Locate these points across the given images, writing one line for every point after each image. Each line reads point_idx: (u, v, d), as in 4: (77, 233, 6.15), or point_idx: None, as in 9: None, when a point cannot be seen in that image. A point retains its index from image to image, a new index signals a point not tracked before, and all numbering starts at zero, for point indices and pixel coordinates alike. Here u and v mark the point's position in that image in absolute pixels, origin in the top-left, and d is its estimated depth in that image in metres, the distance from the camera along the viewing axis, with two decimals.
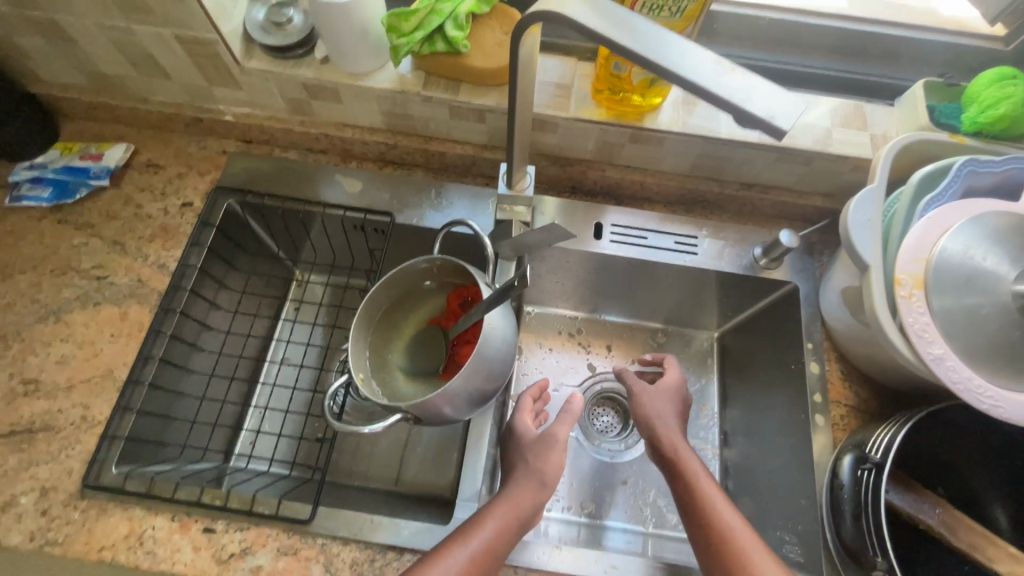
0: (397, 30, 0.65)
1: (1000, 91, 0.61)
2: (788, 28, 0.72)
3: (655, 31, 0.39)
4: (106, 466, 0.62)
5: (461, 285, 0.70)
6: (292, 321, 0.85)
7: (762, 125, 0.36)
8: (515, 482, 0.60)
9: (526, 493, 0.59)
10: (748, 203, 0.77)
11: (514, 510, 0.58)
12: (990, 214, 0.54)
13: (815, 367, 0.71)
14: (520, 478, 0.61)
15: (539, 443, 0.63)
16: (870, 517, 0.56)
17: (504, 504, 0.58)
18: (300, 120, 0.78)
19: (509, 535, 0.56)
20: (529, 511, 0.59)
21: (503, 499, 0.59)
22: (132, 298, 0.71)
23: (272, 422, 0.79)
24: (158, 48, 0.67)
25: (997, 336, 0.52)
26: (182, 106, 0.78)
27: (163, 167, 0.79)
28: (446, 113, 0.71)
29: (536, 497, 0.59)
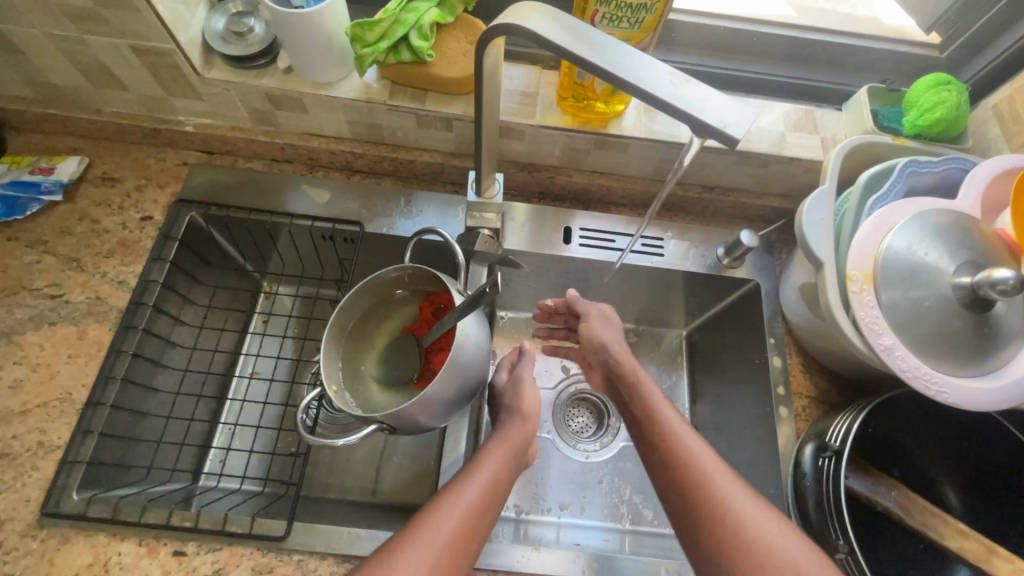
0: (361, 39, 0.64)
1: (936, 96, 0.65)
2: (742, 37, 0.76)
3: (612, 44, 0.41)
4: (65, 493, 0.60)
5: (432, 292, 0.71)
6: (260, 335, 0.84)
7: (716, 133, 0.38)
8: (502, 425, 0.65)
9: (518, 438, 0.63)
10: (710, 205, 0.80)
11: (509, 450, 0.61)
12: (929, 212, 0.58)
13: (777, 361, 0.74)
14: (504, 423, 0.65)
15: (515, 391, 0.68)
16: (833, 504, 0.58)
17: (499, 448, 0.61)
18: (263, 130, 0.77)
19: (508, 473, 0.59)
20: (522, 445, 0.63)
21: (495, 444, 0.61)
22: (90, 317, 0.69)
23: (243, 439, 0.77)
24: (112, 58, 0.65)
25: (941, 325, 0.55)
26: (139, 117, 0.76)
27: (120, 180, 0.77)
28: (414, 122, 0.71)
29: (524, 434, 0.64)
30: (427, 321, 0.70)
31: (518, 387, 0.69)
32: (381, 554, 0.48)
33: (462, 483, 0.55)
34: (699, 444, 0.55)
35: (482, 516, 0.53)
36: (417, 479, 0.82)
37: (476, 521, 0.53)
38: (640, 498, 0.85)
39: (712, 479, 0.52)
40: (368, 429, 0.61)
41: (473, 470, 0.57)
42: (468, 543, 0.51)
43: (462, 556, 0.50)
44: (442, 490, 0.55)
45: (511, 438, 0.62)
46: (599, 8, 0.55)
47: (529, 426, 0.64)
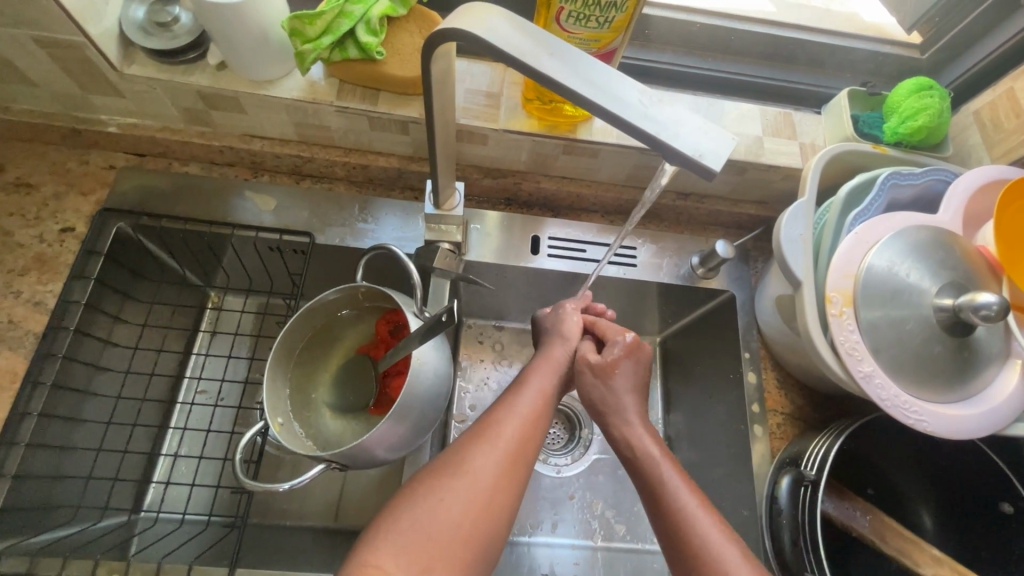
0: (301, 35, 0.58)
1: (918, 102, 0.62)
2: (718, 34, 0.71)
3: (575, 55, 0.36)
4: None
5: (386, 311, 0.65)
6: (204, 355, 0.77)
7: (691, 163, 0.33)
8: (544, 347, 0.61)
9: (563, 356, 0.60)
10: (685, 212, 0.76)
11: (555, 367, 0.58)
12: (912, 228, 0.55)
13: (752, 377, 0.72)
14: (545, 342, 0.62)
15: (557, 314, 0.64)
16: (808, 534, 0.56)
17: (547, 364, 0.58)
18: (199, 131, 0.70)
19: (557, 385, 0.57)
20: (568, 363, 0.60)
21: (540, 361, 0.59)
22: (1, 343, 0.61)
23: (185, 469, 0.72)
24: (13, 50, 0.57)
25: (920, 350, 0.53)
26: (55, 115, 0.68)
27: (36, 187, 0.69)
28: (366, 124, 0.65)
29: (570, 348, 0.61)
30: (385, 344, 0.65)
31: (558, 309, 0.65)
32: (444, 463, 0.47)
33: (513, 398, 0.53)
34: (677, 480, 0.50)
35: (535, 428, 0.51)
36: (380, 503, 0.77)
37: (532, 431, 0.51)
38: (612, 513, 0.82)
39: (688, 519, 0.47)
40: (316, 468, 0.55)
41: (521, 387, 0.55)
42: (527, 450, 0.50)
43: (524, 463, 0.49)
44: (496, 404, 0.53)
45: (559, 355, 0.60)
46: (564, 5, 0.50)
47: (573, 342, 0.61)
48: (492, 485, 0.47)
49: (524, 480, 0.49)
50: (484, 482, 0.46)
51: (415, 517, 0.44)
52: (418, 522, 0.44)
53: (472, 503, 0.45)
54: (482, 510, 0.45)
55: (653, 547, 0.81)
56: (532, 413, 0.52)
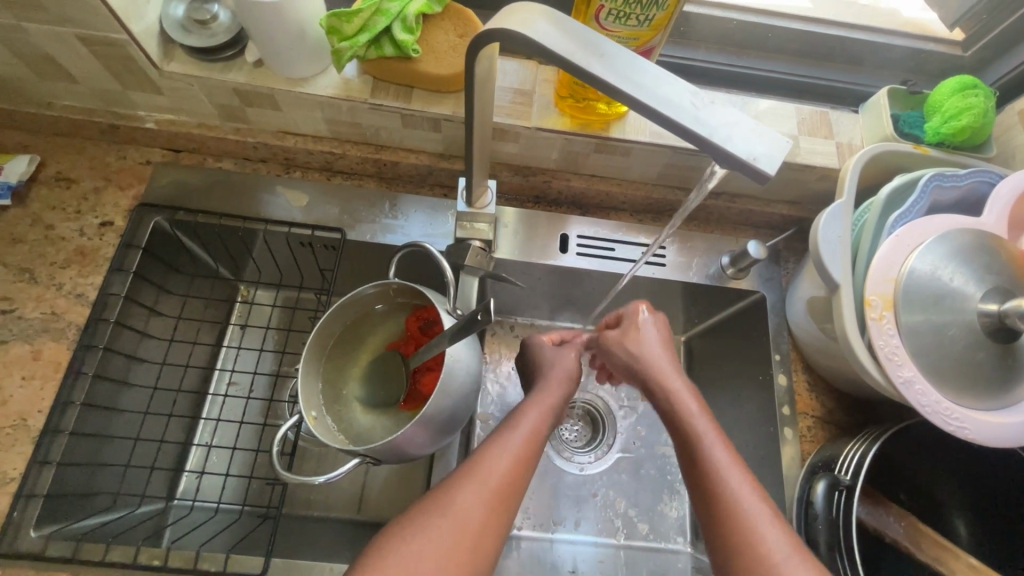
0: (339, 32, 0.58)
1: (962, 101, 0.60)
2: (755, 31, 0.70)
3: (624, 56, 0.35)
4: (22, 531, 0.55)
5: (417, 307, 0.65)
6: (236, 347, 0.78)
7: (744, 166, 0.33)
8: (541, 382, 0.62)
9: (553, 399, 0.59)
10: (715, 211, 0.76)
11: (547, 403, 0.59)
12: (955, 231, 0.54)
13: (782, 379, 0.71)
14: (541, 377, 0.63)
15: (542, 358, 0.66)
16: (842, 540, 0.55)
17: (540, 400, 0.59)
18: (233, 127, 0.70)
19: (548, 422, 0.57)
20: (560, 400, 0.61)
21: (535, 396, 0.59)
22: (46, 334, 0.63)
23: (218, 459, 0.73)
24: (57, 48, 0.58)
25: (963, 356, 0.52)
26: (95, 111, 0.69)
27: (76, 181, 0.70)
28: (398, 121, 0.65)
29: (564, 386, 0.62)
30: (416, 340, 0.66)
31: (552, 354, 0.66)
32: (430, 501, 0.48)
33: (504, 431, 0.54)
34: (714, 438, 0.52)
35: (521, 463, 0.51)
36: (406, 496, 0.78)
37: (518, 467, 0.51)
38: (635, 512, 0.82)
39: (723, 477, 0.49)
40: (349, 462, 0.56)
41: (510, 422, 0.55)
42: (515, 486, 0.50)
43: (512, 496, 0.49)
44: (484, 442, 0.53)
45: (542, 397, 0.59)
46: (604, 3, 0.49)
47: (565, 382, 0.62)
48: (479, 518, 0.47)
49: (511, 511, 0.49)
50: (469, 515, 0.46)
51: (404, 556, 0.44)
52: (406, 560, 0.44)
53: (457, 543, 0.45)
54: (468, 545, 0.45)
55: (676, 546, 0.80)
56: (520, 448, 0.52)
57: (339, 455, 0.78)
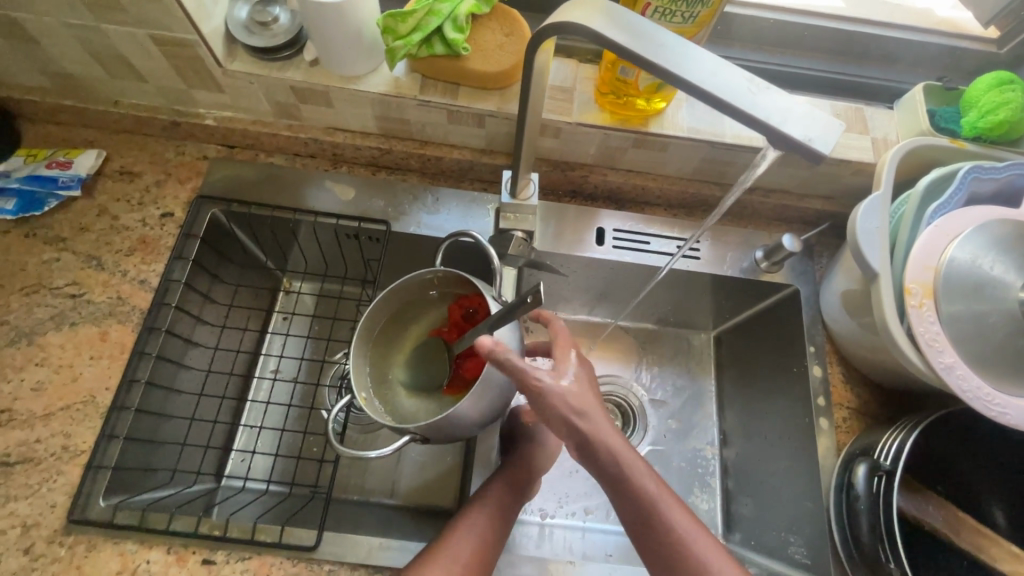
0: (394, 32, 0.62)
1: (999, 96, 0.61)
2: (790, 29, 0.71)
3: (680, 46, 0.38)
4: (93, 499, 0.59)
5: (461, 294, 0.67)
6: (281, 335, 0.82)
7: (799, 147, 0.35)
8: (515, 453, 0.69)
9: (519, 484, 0.66)
10: (749, 206, 0.77)
11: (519, 476, 0.66)
12: (994, 221, 0.55)
13: (817, 370, 0.72)
14: (518, 448, 0.70)
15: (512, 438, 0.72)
16: (884, 524, 0.56)
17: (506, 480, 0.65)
18: (286, 124, 0.74)
19: (516, 497, 0.64)
20: (530, 475, 0.68)
21: (507, 469, 0.67)
22: (112, 317, 0.67)
23: (265, 441, 0.76)
24: (131, 48, 0.62)
25: (1005, 344, 0.52)
26: (157, 109, 0.73)
27: (138, 175, 0.74)
28: (444, 117, 0.68)
29: (537, 457, 0.70)
30: (458, 327, 0.67)
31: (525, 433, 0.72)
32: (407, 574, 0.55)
33: (476, 508, 0.61)
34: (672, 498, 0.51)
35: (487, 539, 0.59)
36: (443, 482, 0.80)
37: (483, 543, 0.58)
38: None
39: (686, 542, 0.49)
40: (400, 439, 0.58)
41: (477, 500, 0.62)
42: (482, 560, 0.57)
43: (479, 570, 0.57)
44: (455, 519, 0.60)
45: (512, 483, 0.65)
46: (651, 1, 0.52)
47: (540, 454, 0.70)
48: None
49: None
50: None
51: None
52: None
53: None
54: None
55: None
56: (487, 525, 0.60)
57: (378, 443, 0.81)
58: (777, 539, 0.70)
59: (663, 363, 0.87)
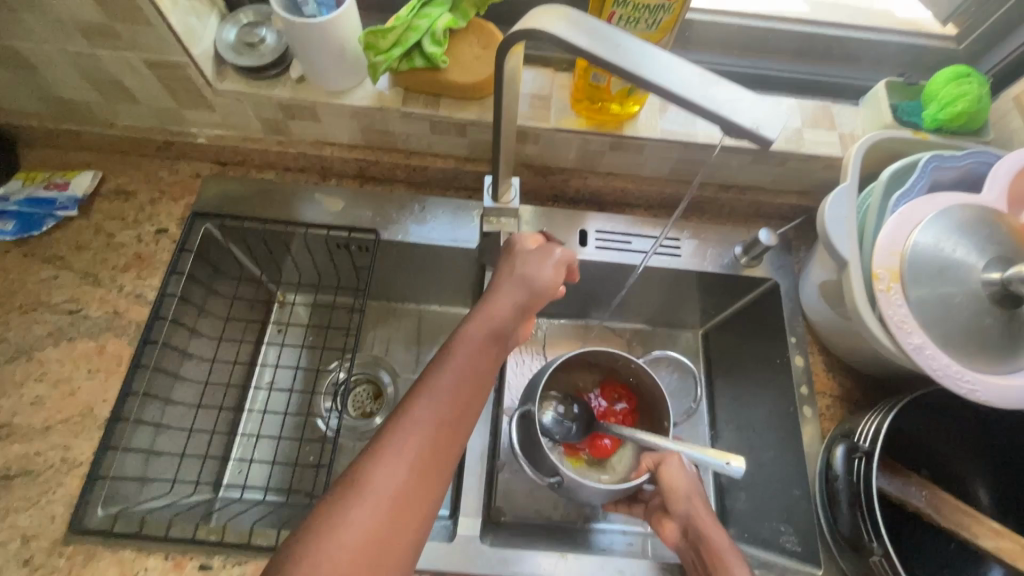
0: (375, 47, 0.64)
1: (956, 89, 0.64)
2: (756, 33, 0.75)
3: (637, 45, 0.40)
4: (92, 509, 0.60)
5: (616, 384, 0.77)
6: (277, 345, 0.84)
7: (748, 134, 0.37)
8: (497, 290, 0.54)
9: (511, 289, 0.54)
10: (727, 204, 0.80)
11: (501, 320, 0.52)
12: (956, 207, 0.57)
13: (799, 360, 0.74)
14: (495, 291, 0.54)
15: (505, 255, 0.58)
16: (866, 505, 0.57)
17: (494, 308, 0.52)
18: (276, 140, 0.77)
19: (495, 352, 0.50)
20: (517, 317, 0.53)
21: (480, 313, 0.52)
22: (109, 331, 0.69)
23: (262, 450, 0.78)
24: (125, 72, 0.65)
25: (970, 322, 0.54)
26: (151, 130, 0.76)
27: (134, 194, 0.77)
28: (427, 128, 0.71)
29: (519, 279, 0.55)
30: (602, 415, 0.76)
31: (513, 245, 0.59)
32: (339, 488, 0.39)
33: (432, 374, 0.46)
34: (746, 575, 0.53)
35: (445, 430, 0.43)
36: None
37: (435, 440, 0.42)
38: None
39: None
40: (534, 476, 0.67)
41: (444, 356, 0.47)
42: (450, 444, 0.43)
43: (441, 463, 0.42)
44: (405, 395, 0.45)
45: (514, 286, 0.54)
46: (616, 10, 0.55)
47: (535, 286, 0.55)
48: (404, 487, 0.40)
49: (444, 473, 0.42)
50: (386, 500, 0.39)
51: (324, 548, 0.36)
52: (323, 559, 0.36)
53: (379, 514, 0.38)
54: (392, 512, 0.39)
55: None
56: (441, 416, 0.43)
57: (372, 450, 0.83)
58: (769, 529, 0.71)
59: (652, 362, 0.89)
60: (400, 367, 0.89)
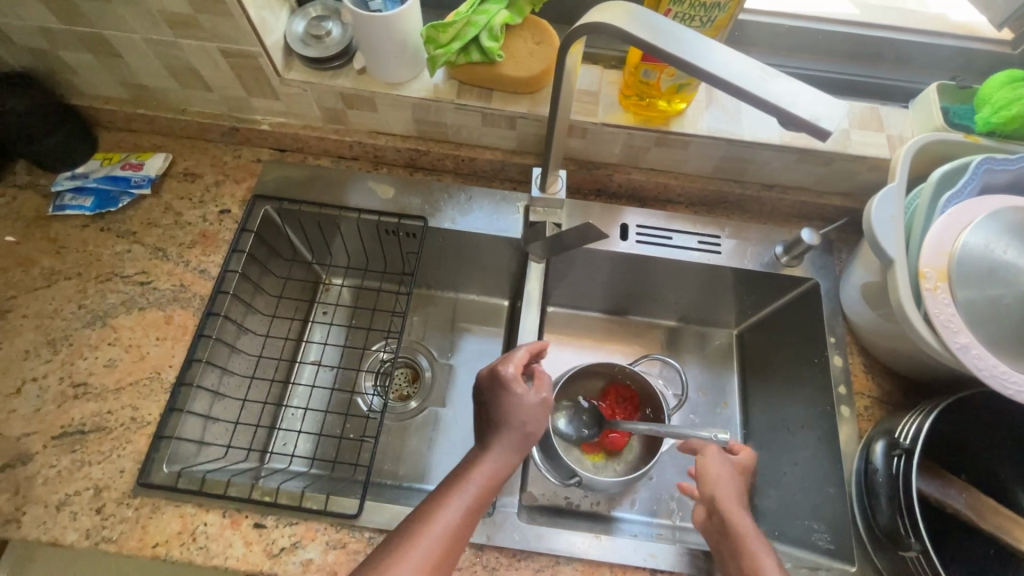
0: (435, 41, 0.67)
1: (1011, 93, 0.63)
2: (805, 34, 0.75)
3: (698, 39, 0.42)
4: (157, 466, 0.64)
5: (619, 385, 0.83)
6: (324, 325, 0.88)
7: (807, 126, 0.38)
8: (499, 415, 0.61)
9: (516, 421, 0.60)
10: (769, 203, 0.80)
11: (510, 446, 0.59)
12: (1007, 210, 0.57)
13: (838, 360, 0.74)
14: (493, 415, 0.61)
15: (491, 375, 0.63)
16: (904, 502, 0.58)
17: (505, 439, 0.60)
18: (333, 129, 0.81)
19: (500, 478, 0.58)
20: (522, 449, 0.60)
21: (490, 443, 0.59)
22: (175, 302, 0.73)
23: (308, 423, 0.82)
24: (202, 61, 0.70)
25: (1022, 324, 0.54)
26: (219, 116, 0.81)
27: (200, 176, 0.82)
28: (478, 120, 0.74)
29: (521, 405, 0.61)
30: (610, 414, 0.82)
31: (493, 371, 0.63)
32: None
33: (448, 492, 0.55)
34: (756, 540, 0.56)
35: (452, 546, 0.52)
36: None
37: (445, 554, 0.51)
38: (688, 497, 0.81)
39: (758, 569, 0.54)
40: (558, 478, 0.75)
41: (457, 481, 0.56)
42: (455, 549, 0.52)
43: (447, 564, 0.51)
44: (422, 508, 0.53)
45: (515, 417, 0.60)
46: (672, 7, 0.56)
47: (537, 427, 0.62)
48: None
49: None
50: None
51: None
52: None
53: None
54: None
55: None
56: (453, 532, 0.52)
57: (410, 430, 0.86)
58: (801, 528, 0.71)
59: (685, 359, 0.90)
60: (439, 352, 0.92)
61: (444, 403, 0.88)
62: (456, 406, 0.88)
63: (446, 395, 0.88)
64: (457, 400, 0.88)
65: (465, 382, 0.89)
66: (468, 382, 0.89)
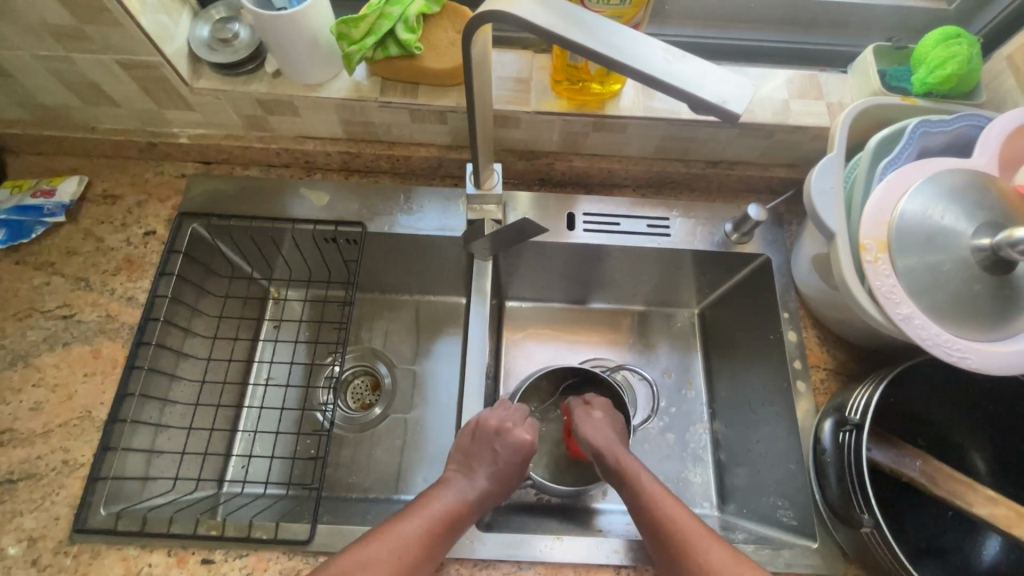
0: (348, 37, 0.63)
1: (945, 51, 0.62)
2: (738, 5, 0.73)
3: (600, 21, 0.39)
4: (95, 509, 0.61)
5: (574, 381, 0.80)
6: (272, 342, 0.85)
7: (714, 110, 0.36)
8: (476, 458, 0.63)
9: (488, 466, 0.63)
10: (716, 180, 0.79)
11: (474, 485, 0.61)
12: (944, 172, 0.56)
13: (792, 336, 0.73)
14: (464, 458, 0.64)
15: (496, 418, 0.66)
16: (855, 478, 0.57)
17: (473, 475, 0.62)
18: (257, 136, 0.77)
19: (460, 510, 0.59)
20: (486, 484, 0.62)
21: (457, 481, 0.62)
22: (103, 335, 0.69)
23: (263, 445, 0.79)
24: (101, 75, 0.65)
25: (961, 290, 0.53)
26: (133, 132, 0.76)
27: (120, 197, 0.77)
28: (407, 117, 0.70)
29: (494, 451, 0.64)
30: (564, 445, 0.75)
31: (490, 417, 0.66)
32: None
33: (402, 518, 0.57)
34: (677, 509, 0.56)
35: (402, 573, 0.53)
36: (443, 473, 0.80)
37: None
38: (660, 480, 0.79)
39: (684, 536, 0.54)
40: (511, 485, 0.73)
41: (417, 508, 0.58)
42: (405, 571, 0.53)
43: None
44: (375, 530, 0.55)
45: (493, 462, 0.63)
46: None
47: (505, 467, 0.64)
48: None
49: None
50: None
51: None
52: None
53: None
54: None
55: (702, 511, 0.77)
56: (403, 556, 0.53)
57: (372, 440, 0.84)
58: (767, 505, 0.71)
59: (647, 344, 0.88)
60: (397, 358, 0.89)
61: (406, 408, 0.86)
62: (418, 411, 0.85)
63: (408, 399, 0.86)
64: (421, 405, 0.86)
65: (426, 387, 0.87)
66: (430, 385, 0.87)
